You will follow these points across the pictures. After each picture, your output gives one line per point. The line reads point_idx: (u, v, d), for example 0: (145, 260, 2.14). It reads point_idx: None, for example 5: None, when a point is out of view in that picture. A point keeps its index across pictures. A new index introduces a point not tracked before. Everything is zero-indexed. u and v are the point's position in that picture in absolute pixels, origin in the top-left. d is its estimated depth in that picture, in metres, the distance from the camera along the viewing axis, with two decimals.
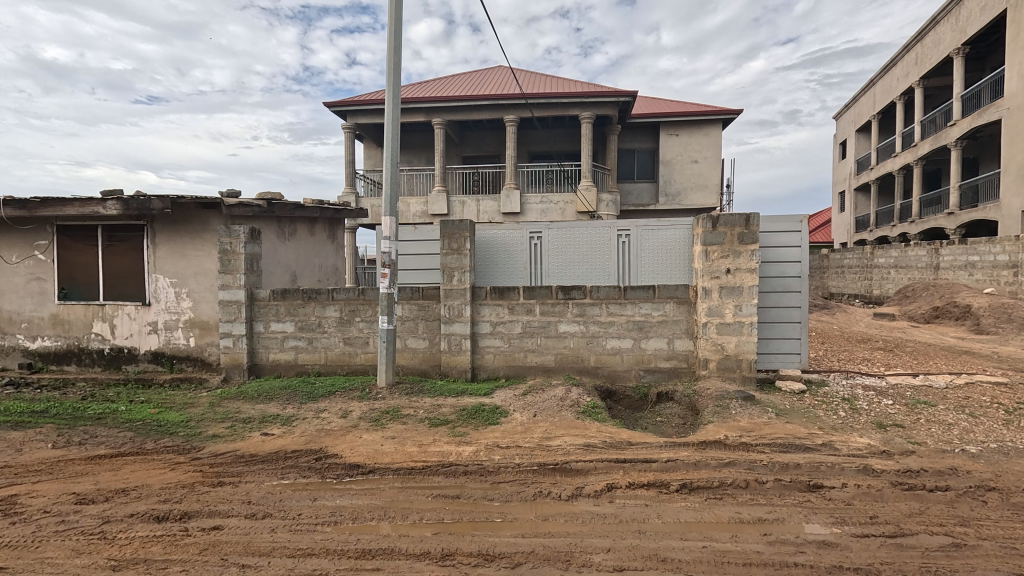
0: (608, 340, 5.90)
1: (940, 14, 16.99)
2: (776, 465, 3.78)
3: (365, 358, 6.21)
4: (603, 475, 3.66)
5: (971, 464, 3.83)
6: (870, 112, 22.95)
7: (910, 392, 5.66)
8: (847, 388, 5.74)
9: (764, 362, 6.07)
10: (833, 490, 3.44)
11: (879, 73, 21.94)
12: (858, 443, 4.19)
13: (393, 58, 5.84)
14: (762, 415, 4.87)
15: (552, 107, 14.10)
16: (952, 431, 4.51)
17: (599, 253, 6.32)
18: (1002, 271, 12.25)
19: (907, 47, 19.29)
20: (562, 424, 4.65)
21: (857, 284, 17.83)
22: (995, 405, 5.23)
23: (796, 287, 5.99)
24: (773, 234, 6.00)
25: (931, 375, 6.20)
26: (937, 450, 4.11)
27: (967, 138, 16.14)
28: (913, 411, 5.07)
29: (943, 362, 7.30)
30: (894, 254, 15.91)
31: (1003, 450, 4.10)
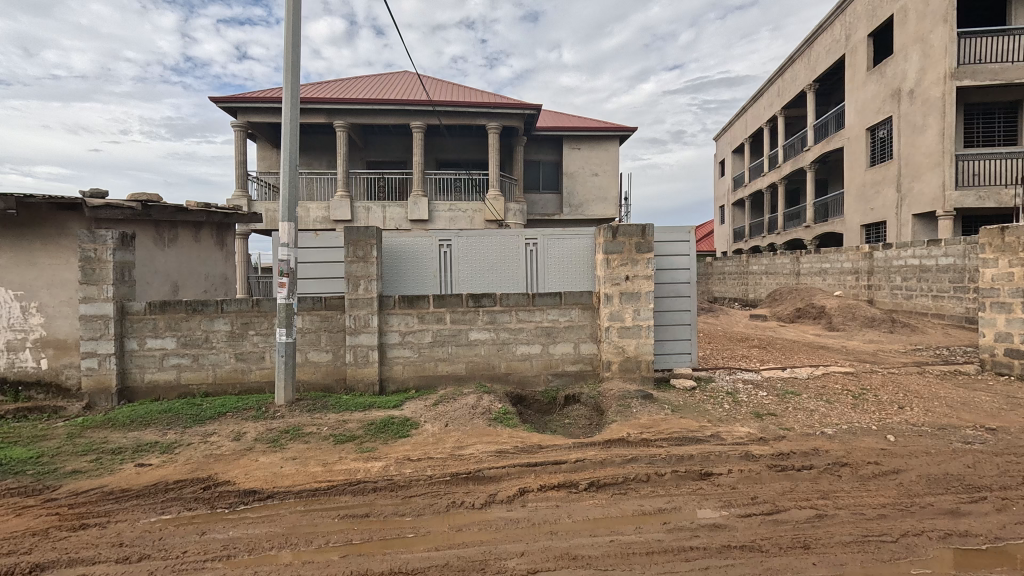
0: (519, 346, 6.01)
1: (796, 54, 19.58)
2: (673, 458, 4.07)
3: (260, 375, 5.75)
4: (515, 481, 3.70)
5: (829, 444, 4.41)
6: (743, 136, 25.78)
7: (780, 384, 6.40)
8: (730, 383, 6.36)
9: (660, 362, 6.53)
10: (720, 476, 3.78)
11: (749, 102, 24.72)
12: (740, 432, 4.66)
13: (290, 55, 5.53)
14: (659, 411, 5.23)
15: (459, 115, 14.16)
16: (813, 416, 5.18)
17: (507, 260, 6.42)
18: (847, 277, 14.16)
19: (771, 80, 21.96)
20: (474, 432, 4.65)
21: (736, 289, 19.91)
22: (845, 391, 6.09)
23: (686, 292, 6.51)
24: (664, 244, 6.49)
25: (797, 368, 7.07)
26: (803, 434, 4.69)
27: (818, 161, 18.69)
28: (783, 401, 5.74)
29: (804, 356, 8.37)
30: (765, 262, 17.96)
31: (852, 430, 4.79)
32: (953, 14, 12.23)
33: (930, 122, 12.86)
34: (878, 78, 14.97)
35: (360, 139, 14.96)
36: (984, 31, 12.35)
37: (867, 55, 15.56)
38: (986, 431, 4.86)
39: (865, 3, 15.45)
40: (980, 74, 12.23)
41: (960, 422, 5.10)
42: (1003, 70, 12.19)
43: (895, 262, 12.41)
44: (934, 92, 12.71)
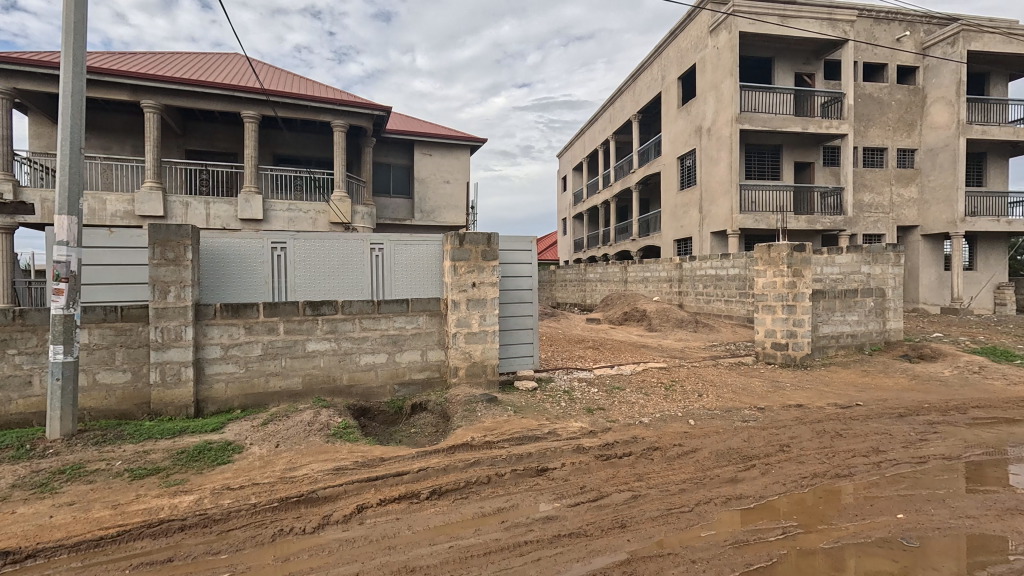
0: (363, 356, 5.75)
1: (624, 86, 22.11)
2: (512, 457, 4.26)
3: (23, 404, 4.61)
4: (352, 499, 3.51)
5: (645, 431, 5.03)
6: (582, 156, 28.26)
7: (609, 380, 7.13)
8: (567, 382, 6.89)
9: (505, 366, 6.79)
10: (555, 470, 4.06)
11: (586, 125, 27.22)
12: (574, 427, 5.06)
13: (72, 16, 4.56)
14: (503, 413, 5.43)
15: (300, 109, 13.14)
16: (635, 407, 5.87)
17: (350, 266, 6.11)
18: (663, 284, 16.35)
19: (605, 107, 24.47)
20: (309, 451, 4.30)
21: (575, 295, 21.73)
22: (660, 384, 7.02)
23: (529, 298, 6.87)
24: (509, 252, 6.77)
25: (623, 365, 7.95)
26: (626, 424, 5.28)
27: (642, 182, 21.33)
28: (611, 395, 6.39)
29: (628, 355, 9.44)
30: (599, 270, 19.92)
31: (663, 417, 5.54)
32: (736, 69, 14.89)
33: (721, 156, 15.47)
34: (685, 115, 17.56)
35: (177, 123, 12.99)
36: (757, 86, 15.29)
37: (677, 95, 18.15)
38: (758, 410, 6.01)
39: (675, 50, 18.07)
40: (755, 120, 15.09)
41: (740, 404, 6.23)
42: (770, 120, 15.20)
43: (698, 272, 14.65)
44: (724, 131, 15.32)
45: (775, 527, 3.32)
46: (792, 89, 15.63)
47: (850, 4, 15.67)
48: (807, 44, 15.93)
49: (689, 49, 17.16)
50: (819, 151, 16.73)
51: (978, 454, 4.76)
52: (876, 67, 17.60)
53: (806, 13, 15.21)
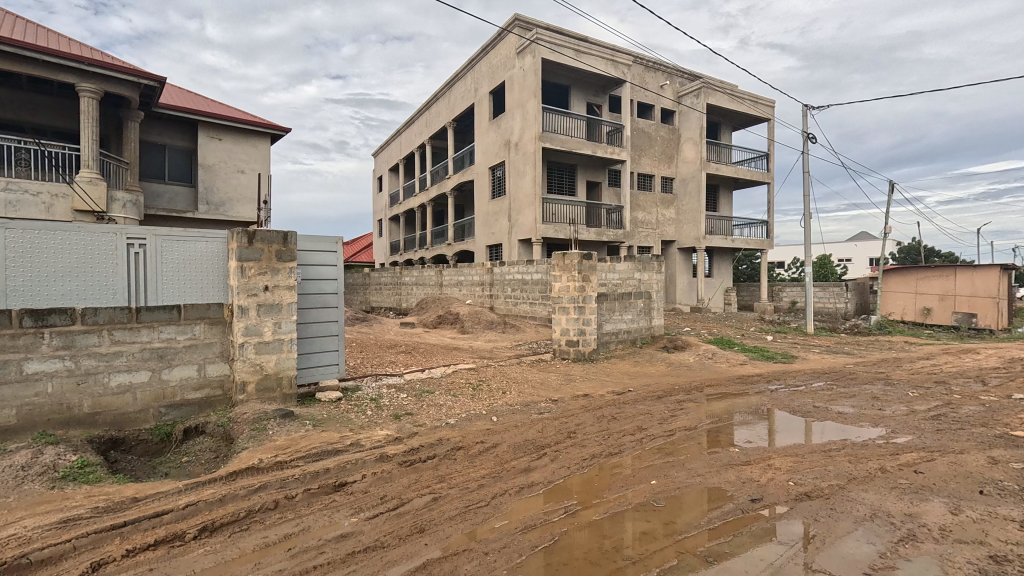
0: (114, 376, 4.70)
1: (440, 93, 22.49)
2: (307, 476, 3.92)
3: None
4: (85, 556, 2.81)
5: (450, 432, 5.15)
6: (398, 157, 27.83)
7: (418, 384, 7.11)
8: (375, 389, 6.65)
9: (305, 377, 6.23)
10: (354, 483, 3.86)
11: (403, 126, 26.93)
12: (379, 436, 4.91)
13: None
14: (299, 429, 4.98)
15: (27, 62, 10.19)
16: (442, 410, 5.97)
17: (96, 265, 4.82)
18: (476, 288, 16.99)
19: (421, 111, 24.53)
20: (22, 504, 3.32)
21: (390, 298, 21.34)
22: (467, 384, 7.26)
23: (333, 303, 6.46)
24: (310, 253, 6.28)
25: (433, 369, 8.02)
26: (432, 427, 5.32)
27: (457, 189, 21.93)
28: (419, 400, 6.37)
29: (440, 358, 9.56)
30: (414, 274, 19.88)
31: (468, 417, 5.76)
32: (539, 92, 16.31)
33: (527, 170, 16.76)
34: (496, 128, 18.57)
35: None
36: (557, 110, 16.97)
37: (489, 108, 19.09)
38: (553, 402, 6.64)
39: (487, 65, 19.01)
40: (555, 140, 16.71)
41: (538, 398, 6.81)
42: (567, 141, 17.00)
43: (507, 276, 15.57)
44: (529, 147, 16.63)
45: (559, 508, 3.69)
46: (584, 116, 17.75)
47: (628, 51, 18.49)
48: (596, 78, 18.26)
49: (500, 66, 18.22)
50: (605, 173, 19.33)
51: (709, 423, 6.00)
52: (646, 107, 21.09)
53: (595, 51, 17.45)
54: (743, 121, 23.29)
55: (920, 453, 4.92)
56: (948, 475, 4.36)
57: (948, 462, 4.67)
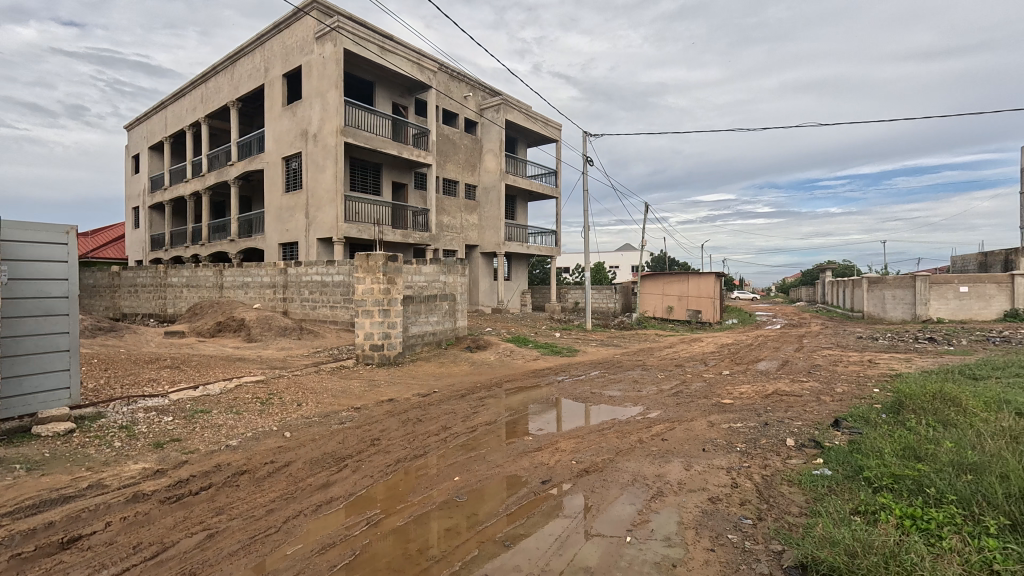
0: None
1: (220, 67, 19.58)
2: (17, 536, 3.08)
3: None
4: None
5: (231, 456, 4.56)
6: (162, 134, 23.28)
7: (189, 404, 6.04)
8: (126, 415, 5.42)
9: (14, 408, 4.72)
10: (92, 536, 3.16)
11: (169, 99, 22.66)
12: (131, 471, 4.06)
13: None
14: (3, 478, 3.77)
15: None
16: (221, 431, 5.20)
17: None
18: (266, 290, 15.18)
19: (194, 84, 20.99)
20: None
21: (150, 303, 17.91)
22: (254, 399, 6.45)
23: (63, 309, 5.07)
24: (24, 245, 4.82)
25: (209, 384, 6.92)
26: (207, 452, 4.62)
27: (242, 178, 19.36)
28: (190, 422, 5.41)
29: (219, 370, 8.28)
30: (185, 274, 16.93)
31: (255, 436, 5.16)
32: (341, 84, 15.44)
33: (327, 165, 15.70)
34: (290, 116, 16.94)
35: None
36: (360, 105, 16.29)
37: (282, 92, 17.31)
38: (355, 409, 6.35)
39: (280, 45, 17.22)
40: (359, 136, 16.01)
41: (338, 407, 6.42)
42: (371, 139, 16.45)
43: (303, 278, 14.30)
44: (330, 141, 15.60)
45: (360, 520, 3.53)
46: (389, 115, 17.42)
47: (433, 57, 18.79)
48: (401, 78, 18.08)
49: (295, 49, 16.69)
50: (410, 175, 19.30)
51: (507, 416, 6.45)
52: (451, 114, 21.73)
53: (401, 52, 17.28)
54: (536, 139, 25.71)
55: (665, 423, 6.09)
56: (683, 439, 5.49)
57: (683, 428, 5.88)
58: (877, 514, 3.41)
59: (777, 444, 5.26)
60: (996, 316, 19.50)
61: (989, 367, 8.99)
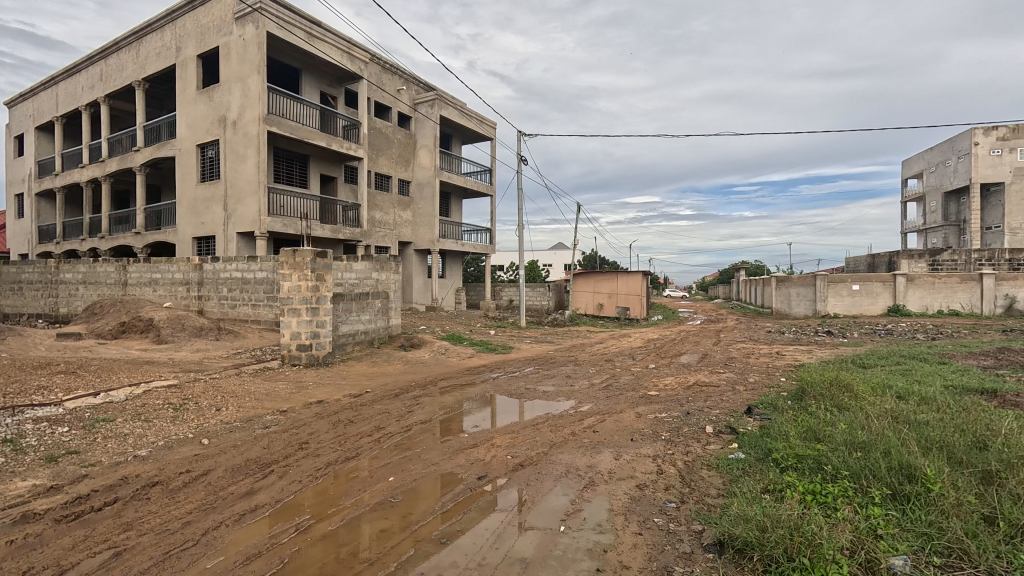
0: None
1: (123, 42, 17.84)
2: None
3: None
4: None
5: (140, 467, 4.20)
6: (54, 113, 20.87)
7: (88, 413, 5.48)
8: (10, 428, 4.82)
9: None
10: None
11: (61, 74, 20.34)
12: (18, 490, 3.65)
13: None
14: None
15: None
16: (127, 440, 4.77)
17: None
18: (178, 288, 14.03)
19: (92, 60, 18.98)
20: None
21: (39, 302, 16.06)
22: (166, 405, 5.96)
23: None
24: None
25: (112, 391, 6.31)
26: (111, 465, 4.22)
27: (149, 165, 17.76)
28: (90, 433, 4.91)
29: (124, 375, 7.55)
30: (82, 269, 15.34)
31: (168, 444, 4.78)
32: (264, 69, 14.57)
33: (248, 154, 14.76)
34: (206, 100, 15.76)
35: None
36: (285, 93, 15.45)
37: (197, 74, 16.05)
38: (281, 413, 6.03)
39: (194, 23, 15.95)
40: (283, 126, 15.18)
41: (263, 411, 6.08)
42: (297, 129, 15.66)
43: (222, 274, 13.36)
44: (251, 129, 14.68)
45: (289, 527, 3.38)
46: (317, 105, 16.66)
47: (365, 47, 18.19)
48: (330, 67, 17.34)
49: (212, 29, 15.54)
50: (340, 168, 18.59)
51: (442, 414, 6.41)
52: (384, 107, 21.15)
53: (330, 39, 16.58)
54: (470, 136, 25.62)
55: (596, 415, 6.31)
56: (613, 430, 5.71)
57: (613, 420, 6.12)
58: (784, 491, 3.74)
59: (698, 432, 5.61)
60: (882, 311, 21.86)
61: (876, 357, 10.08)
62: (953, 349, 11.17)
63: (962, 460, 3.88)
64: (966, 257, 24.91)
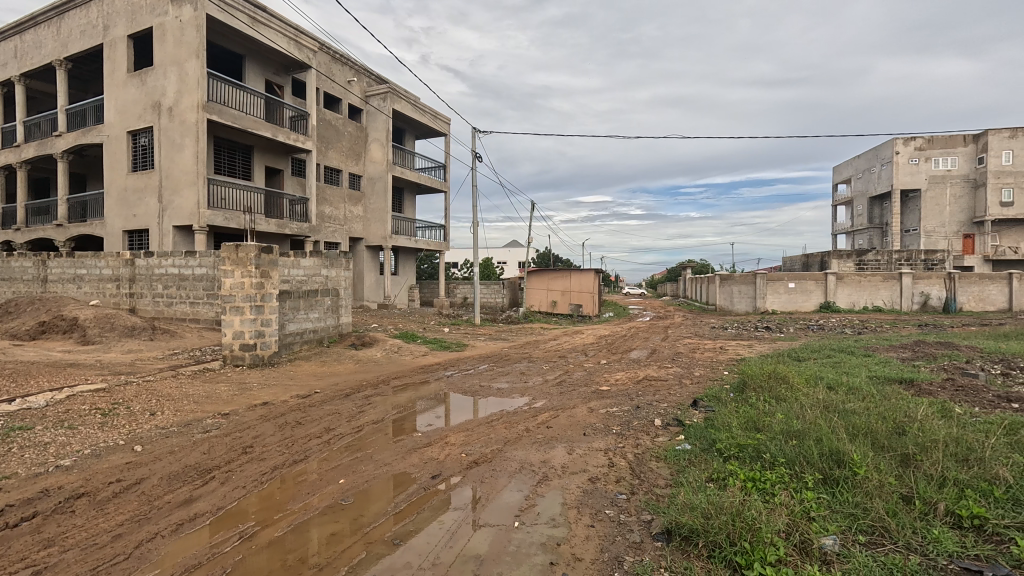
0: None
1: (41, 17, 16.38)
2: None
3: None
4: None
5: (63, 479, 3.89)
6: None
7: (3, 422, 5.02)
8: None
9: None
10: None
11: None
12: None
13: None
14: None
15: None
16: (48, 450, 4.40)
17: None
18: (106, 284, 13.07)
19: (5, 34, 17.32)
20: None
21: None
22: (93, 411, 5.55)
23: None
24: None
25: (31, 397, 5.81)
26: (29, 477, 3.89)
27: (73, 152, 16.43)
28: (4, 443, 4.50)
29: (44, 379, 6.97)
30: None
31: (95, 452, 4.46)
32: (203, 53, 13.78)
33: (186, 143, 13.93)
34: (138, 84, 14.74)
35: None
36: (227, 80, 14.67)
37: (127, 56, 14.97)
38: (223, 416, 5.74)
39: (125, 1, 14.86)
40: (225, 114, 14.42)
41: (202, 415, 5.77)
42: (240, 118, 14.91)
43: (156, 270, 12.56)
44: (189, 117, 13.86)
45: (231, 536, 3.23)
46: (262, 94, 15.93)
47: (313, 35, 17.54)
48: (276, 55, 16.62)
49: (144, 8, 14.53)
50: (287, 160, 17.88)
51: (395, 413, 6.30)
52: (333, 99, 20.50)
53: (275, 26, 15.87)
54: (424, 131, 25.27)
55: (550, 411, 6.39)
56: (566, 425, 5.81)
57: (566, 415, 6.22)
58: (727, 479, 3.92)
59: (647, 425, 5.80)
60: (814, 307, 23.30)
61: (809, 350, 10.76)
62: (876, 343, 12.08)
63: (885, 445, 4.19)
64: (888, 257, 26.97)
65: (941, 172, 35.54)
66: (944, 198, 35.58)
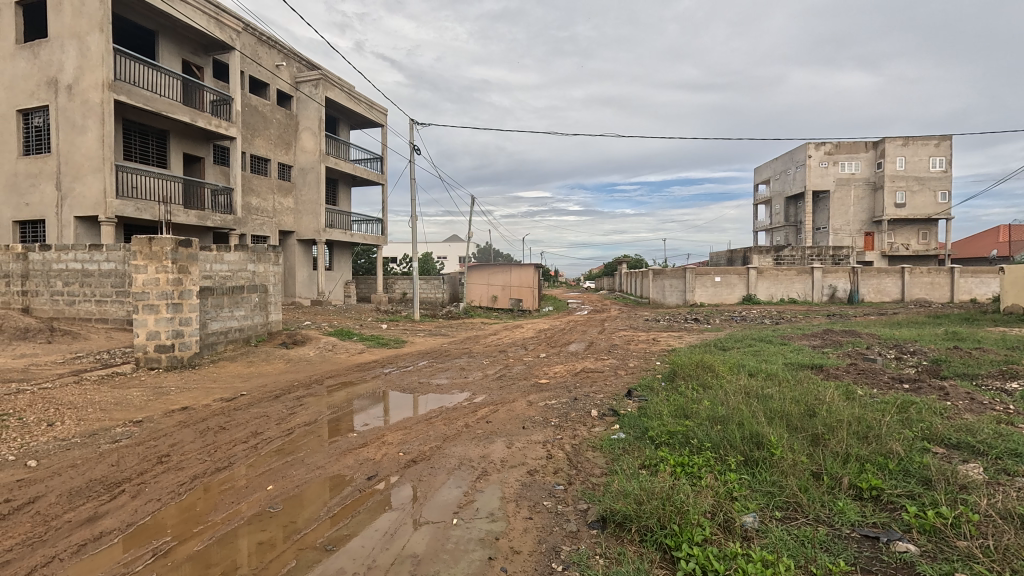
0: None
1: None
2: None
3: None
4: None
5: None
6: None
7: None
8: None
9: None
10: None
11: None
12: None
13: None
14: None
15: None
16: None
17: None
18: None
19: None
20: None
21: None
22: None
23: None
24: None
25: None
26: None
27: None
28: None
29: None
30: None
31: None
32: (108, 26, 12.54)
33: (89, 125, 12.65)
34: (30, 57, 13.20)
35: None
36: (136, 57, 13.43)
37: (16, 25, 13.35)
38: (135, 424, 5.28)
39: None
40: (135, 95, 13.20)
41: (111, 423, 5.27)
42: (153, 99, 13.71)
43: (55, 265, 11.33)
44: (92, 96, 12.58)
45: (144, 553, 2.98)
46: (178, 75, 14.74)
47: (236, 14, 16.42)
48: (194, 33, 15.43)
49: None
50: (207, 147, 16.69)
51: (329, 414, 6.08)
52: (260, 83, 19.34)
53: (193, 2, 14.72)
54: (359, 121, 24.44)
55: (489, 406, 6.40)
56: (506, 419, 5.83)
57: (505, 409, 6.26)
58: (657, 465, 4.10)
59: (584, 415, 5.95)
60: (738, 299, 24.82)
61: (732, 340, 11.45)
62: (790, 332, 13.05)
63: (797, 427, 4.55)
64: (802, 253, 29.13)
65: (846, 175, 38.95)
66: (849, 199, 39.02)
